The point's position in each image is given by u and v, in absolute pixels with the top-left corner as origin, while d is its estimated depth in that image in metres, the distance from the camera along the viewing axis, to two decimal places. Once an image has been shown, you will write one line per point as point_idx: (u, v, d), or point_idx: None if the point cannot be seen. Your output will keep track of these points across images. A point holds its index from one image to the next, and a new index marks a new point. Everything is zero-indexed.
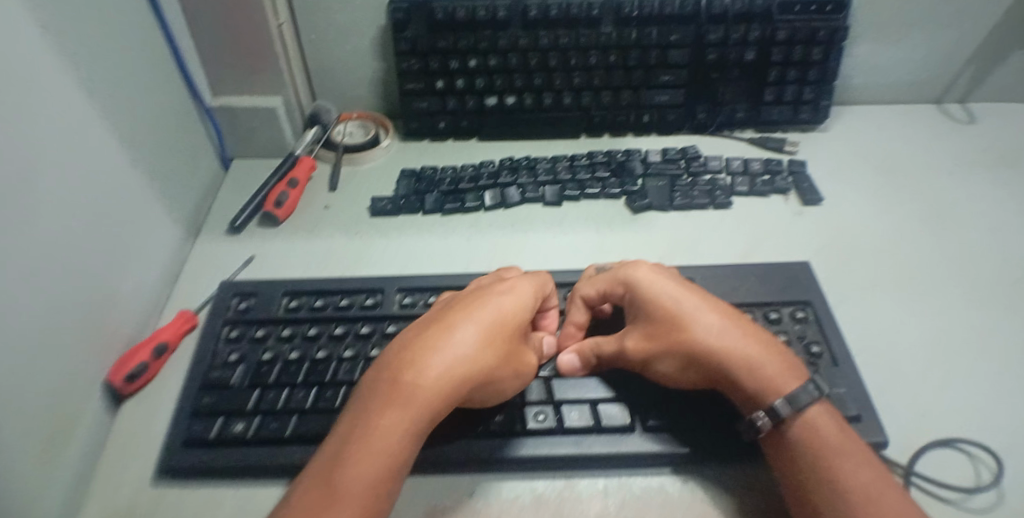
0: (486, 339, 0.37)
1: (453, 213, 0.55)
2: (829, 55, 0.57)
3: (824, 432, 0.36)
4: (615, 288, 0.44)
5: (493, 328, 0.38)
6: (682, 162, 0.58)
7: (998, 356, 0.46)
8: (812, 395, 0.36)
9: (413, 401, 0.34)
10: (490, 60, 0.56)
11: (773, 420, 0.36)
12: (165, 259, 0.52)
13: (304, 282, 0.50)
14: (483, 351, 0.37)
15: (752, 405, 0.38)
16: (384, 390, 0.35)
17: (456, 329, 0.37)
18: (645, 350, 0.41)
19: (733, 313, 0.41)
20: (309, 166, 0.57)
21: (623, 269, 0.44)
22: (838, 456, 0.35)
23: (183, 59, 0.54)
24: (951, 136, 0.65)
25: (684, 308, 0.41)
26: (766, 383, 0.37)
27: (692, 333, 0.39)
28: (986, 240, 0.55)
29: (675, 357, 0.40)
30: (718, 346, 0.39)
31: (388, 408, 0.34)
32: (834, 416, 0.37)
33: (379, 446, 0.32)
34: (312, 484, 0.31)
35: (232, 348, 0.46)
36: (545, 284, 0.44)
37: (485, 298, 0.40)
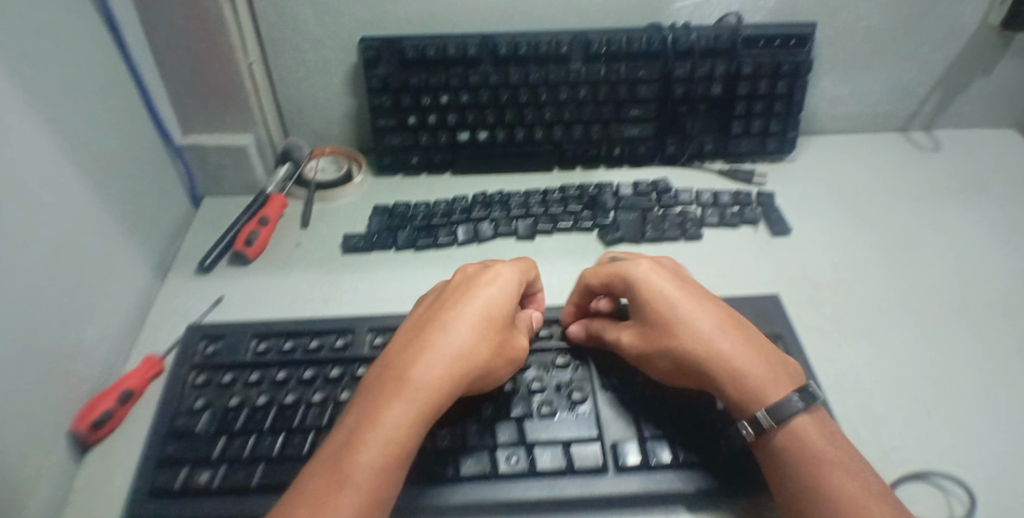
0: (482, 333, 0.39)
1: (425, 249, 0.55)
2: (793, 89, 0.58)
3: (810, 440, 0.36)
4: (616, 282, 0.45)
5: (488, 321, 0.39)
6: (653, 195, 0.59)
7: (967, 385, 0.46)
8: (798, 406, 0.37)
9: (417, 394, 0.35)
10: (461, 96, 0.57)
11: (755, 430, 0.37)
12: (134, 300, 0.51)
13: (273, 322, 0.49)
14: (481, 343, 0.38)
15: (738, 414, 0.39)
16: (386, 386, 0.36)
17: (453, 324, 0.39)
18: (642, 348, 0.42)
19: (727, 319, 0.42)
20: (281, 203, 0.57)
21: (626, 266, 0.44)
22: (825, 464, 0.35)
23: (152, 98, 0.54)
24: (915, 164, 0.67)
25: (680, 311, 0.41)
26: (752, 392, 0.38)
27: (684, 341, 0.40)
28: (952, 267, 0.56)
29: (667, 359, 0.41)
30: (710, 355, 0.39)
31: (392, 402, 0.35)
32: (820, 426, 0.38)
33: (387, 439, 0.33)
34: (323, 479, 0.32)
35: (197, 394, 0.45)
36: (531, 268, 0.45)
37: (476, 289, 0.41)
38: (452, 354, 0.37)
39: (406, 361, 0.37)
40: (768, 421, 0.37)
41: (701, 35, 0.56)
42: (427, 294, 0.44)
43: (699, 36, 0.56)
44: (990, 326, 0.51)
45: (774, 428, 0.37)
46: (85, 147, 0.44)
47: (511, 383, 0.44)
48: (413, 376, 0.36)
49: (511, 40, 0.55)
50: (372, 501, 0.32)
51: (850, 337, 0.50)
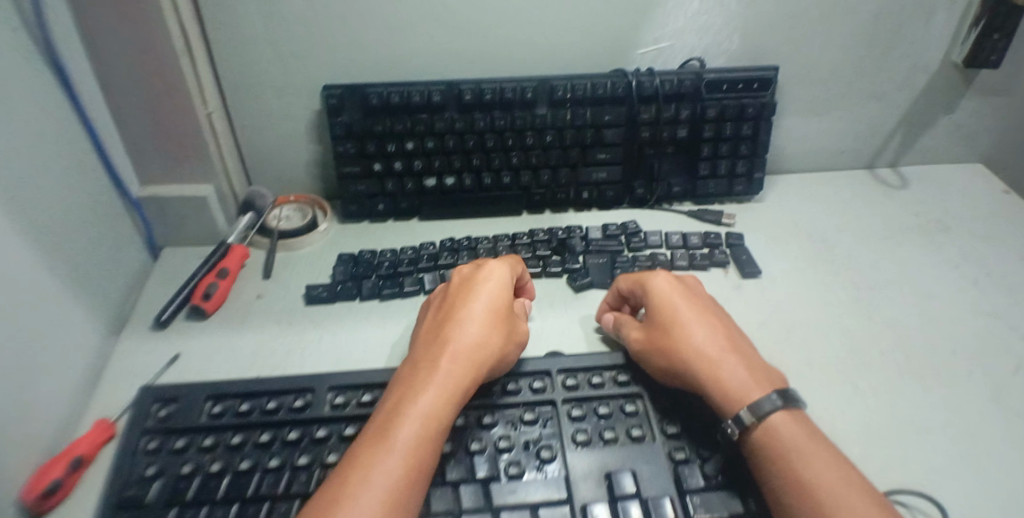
0: (491, 322, 0.45)
1: (391, 298, 0.54)
2: (758, 130, 0.60)
3: (789, 435, 0.37)
4: (637, 290, 0.49)
5: (493, 311, 0.45)
6: (622, 238, 0.59)
7: (944, 428, 0.45)
8: (775, 403, 0.38)
9: (443, 375, 0.40)
10: (426, 142, 0.56)
11: (740, 428, 0.38)
12: (86, 360, 0.49)
13: (229, 382, 0.47)
14: (490, 329, 0.44)
15: (722, 415, 0.40)
16: (415, 376, 0.41)
17: (465, 318, 0.44)
18: (641, 343, 0.46)
19: (728, 332, 0.45)
20: (242, 254, 0.57)
21: (648, 275, 0.49)
22: (804, 458, 0.36)
23: (107, 150, 0.52)
24: (882, 201, 0.68)
25: (679, 313, 0.46)
26: (731, 393, 0.40)
27: (679, 339, 0.44)
28: (923, 305, 0.55)
29: (659, 354, 0.44)
30: (699, 354, 0.42)
31: (423, 386, 0.40)
32: (801, 421, 0.39)
33: (424, 414, 0.38)
34: (375, 452, 0.35)
35: (148, 461, 0.42)
36: (519, 265, 0.51)
37: (476, 288, 0.47)
38: (468, 341, 0.43)
39: (430, 354, 0.42)
40: (750, 418, 0.38)
41: (665, 80, 0.56)
42: (434, 302, 0.49)
43: (663, 81, 0.56)
44: (963, 366, 0.50)
45: (756, 424, 0.38)
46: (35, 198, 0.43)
47: (475, 443, 0.42)
48: (438, 363, 0.41)
49: (476, 86, 0.55)
50: (421, 464, 0.35)
51: (824, 379, 0.48)
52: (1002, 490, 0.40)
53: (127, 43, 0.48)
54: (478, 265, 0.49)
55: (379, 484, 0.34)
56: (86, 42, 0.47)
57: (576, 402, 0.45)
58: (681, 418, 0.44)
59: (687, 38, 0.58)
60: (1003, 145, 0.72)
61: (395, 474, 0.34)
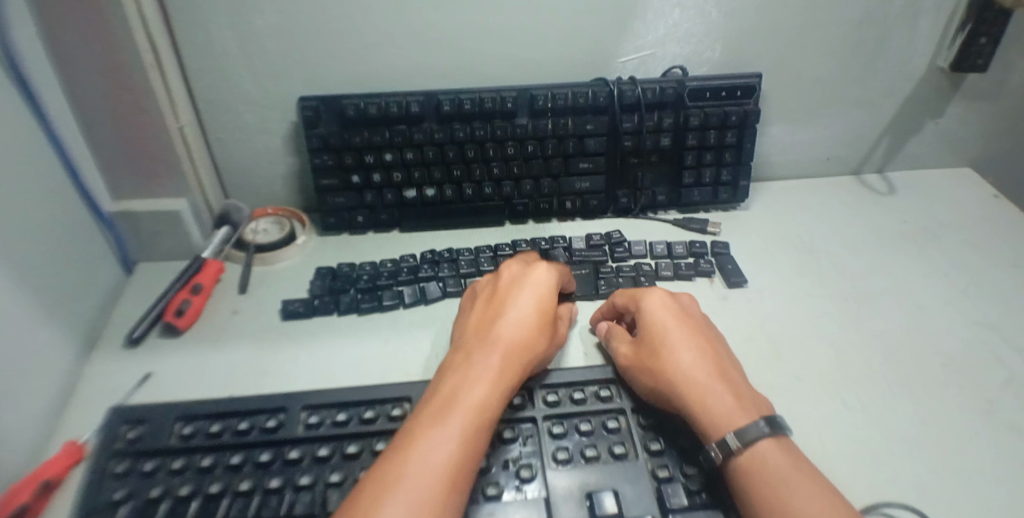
0: (541, 319, 0.45)
1: (369, 313, 0.53)
2: (742, 138, 0.59)
3: (775, 463, 0.36)
4: (631, 306, 0.49)
5: (542, 312, 0.45)
6: (606, 247, 0.58)
7: (938, 441, 0.44)
8: (762, 430, 0.37)
9: (495, 368, 0.40)
10: (406, 153, 0.56)
11: (724, 453, 0.37)
12: (57, 380, 0.47)
13: (201, 402, 0.46)
14: (538, 329, 0.44)
15: (706, 439, 0.39)
16: (465, 367, 0.40)
17: (514, 315, 0.44)
18: (628, 360, 0.46)
19: (715, 354, 0.44)
20: (216, 269, 0.56)
21: (643, 292, 0.48)
22: (790, 488, 0.34)
23: (77, 167, 0.51)
24: (870, 208, 0.67)
25: (668, 331, 0.45)
26: (716, 417, 0.39)
27: (665, 360, 0.43)
28: (912, 316, 0.54)
29: (643, 372, 0.44)
30: (684, 377, 0.41)
31: (474, 377, 0.39)
32: (787, 448, 0.37)
33: (475, 404, 0.37)
34: (426, 435, 0.35)
35: (117, 485, 0.40)
36: (565, 270, 0.52)
37: (525, 285, 0.47)
38: (519, 336, 0.43)
39: (481, 346, 0.42)
40: (736, 444, 0.37)
41: (647, 89, 0.56)
42: (475, 296, 0.49)
43: (645, 89, 0.56)
44: (954, 380, 0.48)
45: (741, 451, 0.37)
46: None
47: None
48: (491, 354, 0.41)
49: (454, 96, 0.54)
50: (472, 453, 0.35)
51: (812, 394, 0.47)
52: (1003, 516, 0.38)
53: (94, 57, 0.47)
54: (525, 266, 0.50)
55: (434, 465, 0.33)
56: (52, 57, 0.46)
57: (557, 418, 0.44)
58: (666, 438, 0.43)
59: (669, 46, 0.58)
60: (989, 150, 0.71)
61: (446, 458, 0.34)
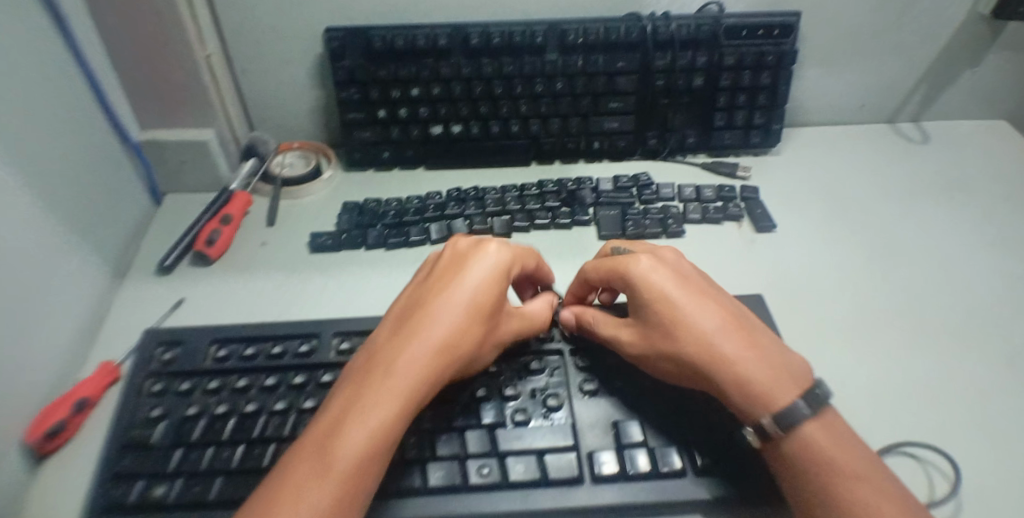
0: (472, 318, 0.37)
1: (396, 248, 0.53)
2: (778, 79, 0.57)
3: (819, 446, 0.33)
4: (617, 280, 0.42)
5: (479, 304, 0.38)
6: (634, 190, 0.57)
7: (956, 387, 0.44)
8: (804, 413, 0.34)
9: (399, 386, 0.34)
10: (432, 88, 0.55)
11: (760, 437, 0.35)
12: (90, 305, 0.48)
13: (234, 328, 0.47)
14: (471, 328, 0.37)
15: (744, 419, 0.36)
16: (377, 372, 0.34)
17: (442, 313, 0.37)
18: (639, 349, 0.40)
19: (729, 316, 0.39)
20: (245, 201, 0.56)
21: (629, 265, 0.41)
22: (836, 473, 0.32)
23: (104, 92, 0.50)
24: (902, 158, 0.65)
25: (673, 304, 0.39)
26: (758, 395, 0.35)
27: (684, 341, 0.38)
28: (939, 267, 0.54)
29: (663, 360, 0.39)
30: (711, 357, 0.37)
31: (377, 396, 0.33)
32: (833, 426, 0.35)
33: (367, 436, 0.32)
34: (300, 476, 0.30)
35: (154, 403, 0.42)
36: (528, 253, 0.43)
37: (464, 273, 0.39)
38: (440, 342, 0.36)
39: (392, 353, 0.35)
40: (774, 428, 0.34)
41: (681, 25, 0.54)
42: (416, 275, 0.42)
43: (679, 26, 0.54)
44: (979, 330, 0.49)
45: (781, 435, 0.34)
46: (26, 147, 0.41)
47: (482, 388, 0.42)
48: (402, 366, 0.34)
49: (483, 30, 0.53)
50: (352, 496, 0.30)
51: (831, 337, 0.48)
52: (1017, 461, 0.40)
53: None
54: (475, 245, 0.41)
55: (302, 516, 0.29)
56: None
57: (584, 351, 0.45)
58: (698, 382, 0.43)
59: None
60: None
61: (319, 507, 0.29)
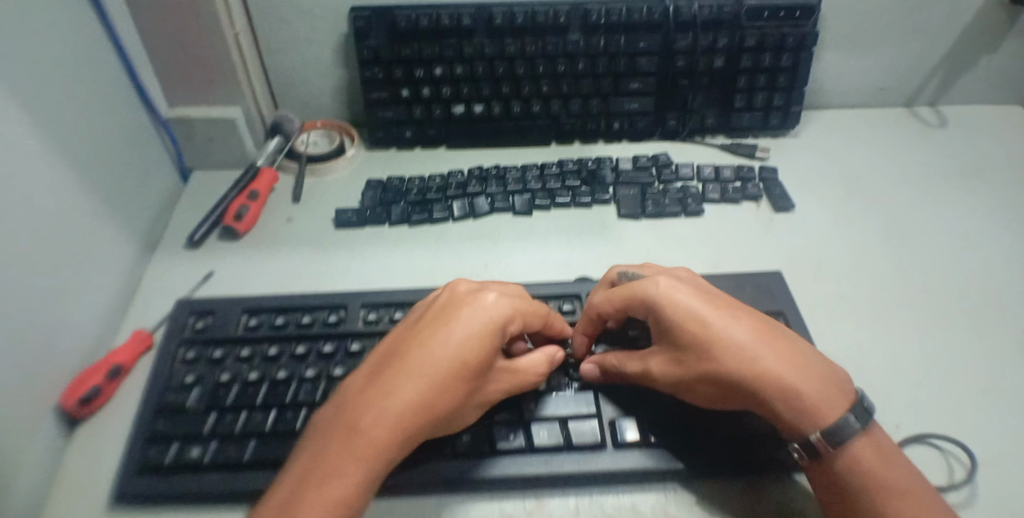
0: (453, 377, 0.34)
1: (420, 224, 0.54)
2: (798, 61, 0.58)
3: (868, 462, 0.34)
4: (635, 305, 0.40)
5: (461, 365, 0.34)
6: (653, 170, 0.58)
7: (971, 366, 0.45)
8: (855, 428, 0.34)
9: (363, 450, 0.31)
10: (455, 68, 0.55)
11: (807, 454, 0.35)
12: (123, 275, 0.50)
13: (264, 298, 0.48)
14: (447, 392, 0.34)
15: (790, 435, 0.36)
16: (343, 429, 0.32)
17: (421, 369, 0.34)
18: (674, 376, 0.38)
19: (763, 329, 0.38)
20: (272, 177, 0.57)
21: (645, 288, 0.39)
22: (885, 492, 0.33)
23: (134, 67, 0.52)
24: (919, 142, 0.66)
25: (700, 325, 0.37)
26: (808, 411, 0.35)
27: (727, 364, 0.36)
28: (955, 249, 0.54)
29: (702, 382, 0.37)
30: (757, 376, 0.35)
31: (338, 459, 0.31)
32: (877, 441, 0.35)
33: (322, 504, 0.29)
34: None
35: (188, 369, 0.43)
36: (531, 308, 0.39)
37: (452, 325, 0.35)
38: (415, 402, 0.33)
39: (361, 407, 0.32)
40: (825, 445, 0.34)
41: (703, 6, 0.54)
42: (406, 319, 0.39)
43: (702, 6, 0.55)
44: (995, 310, 0.49)
45: (832, 452, 0.34)
46: (59, 120, 0.42)
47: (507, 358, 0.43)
48: (369, 427, 0.32)
49: (507, 10, 0.54)
50: None
51: (848, 315, 0.49)
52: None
53: None
54: (472, 295, 0.37)
55: None
56: None
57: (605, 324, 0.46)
58: None
59: None
60: None
61: None
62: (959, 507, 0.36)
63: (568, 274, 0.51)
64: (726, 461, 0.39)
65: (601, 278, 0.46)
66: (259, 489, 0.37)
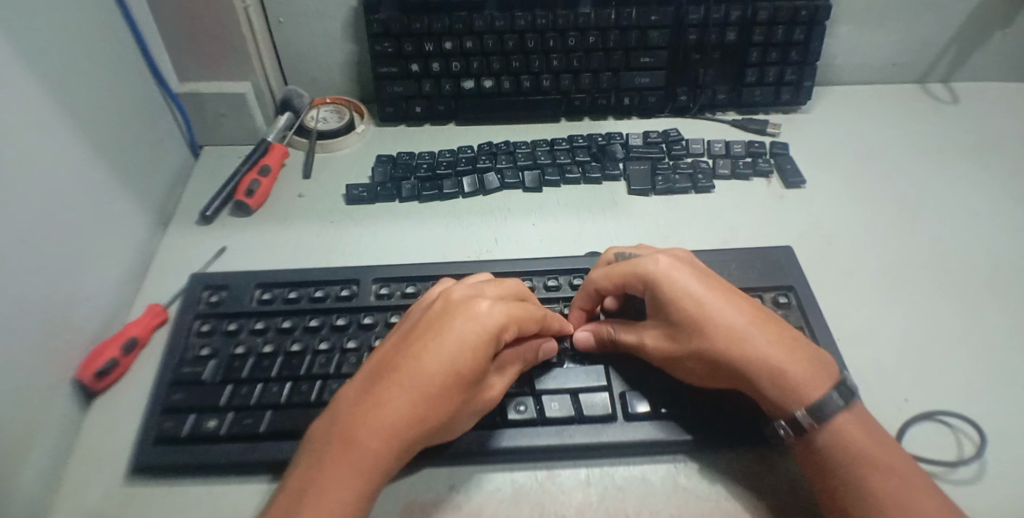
0: (446, 391, 0.33)
1: (430, 200, 0.54)
2: (811, 35, 0.57)
3: (851, 436, 0.34)
4: (635, 282, 0.41)
5: (454, 378, 0.33)
6: (663, 146, 0.58)
7: (979, 341, 0.45)
8: (839, 405, 0.34)
9: (357, 465, 0.31)
10: (465, 42, 0.55)
11: (794, 431, 0.35)
12: (136, 249, 0.50)
13: (277, 272, 0.48)
14: (439, 404, 0.33)
15: (775, 412, 0.36)
16: (336, 444, 0.31)
17: (415, 383, 0.33)
18: (667, 350, 0.39)
19: (758, 313, 0.38)
20: (282, 153, 0.57)
21: (648, 266, 0.40)
22: (867, 465, 0.33)
23: (144, 39, 0.52)
24: (931, 118, 0.65)
25: (696, 302, 0.38)
26: (795, 389, 0.35)
27: (721, 344, 0.37)
28: (966, 226, 0.54)
29: (694, 359, 0.38)
30: (749, 355, 0.36)
31: (332, 476, 0.31)
32: (862, 419, 0.35)
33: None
34: None
35: (203, 342, 0.44)
36: (529, 313, 0.37)
37: (445, 336, 0.34)
38: (408, 416, 0.32)
39: (355, 422, 0.32)
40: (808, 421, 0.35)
41: None
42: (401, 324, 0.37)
43: None
44: (1005, 286, 0.49)
45: (815, 427, 0.34)
46: (71, 93, 0.42)
47: None
48: (363, 442, 0.31)
49: None
50: None
51: (858, 291, 0.49)
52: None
53: None
54: (466, 301, 0.36)
55: None
56: None
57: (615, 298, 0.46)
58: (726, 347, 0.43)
59: None
60: None
61: None
62: (970, 482, 0.37)
63: (579, 248, 0.51)
64: (720, 433, 0.39)
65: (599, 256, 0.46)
66: (275, 459, 0.38)
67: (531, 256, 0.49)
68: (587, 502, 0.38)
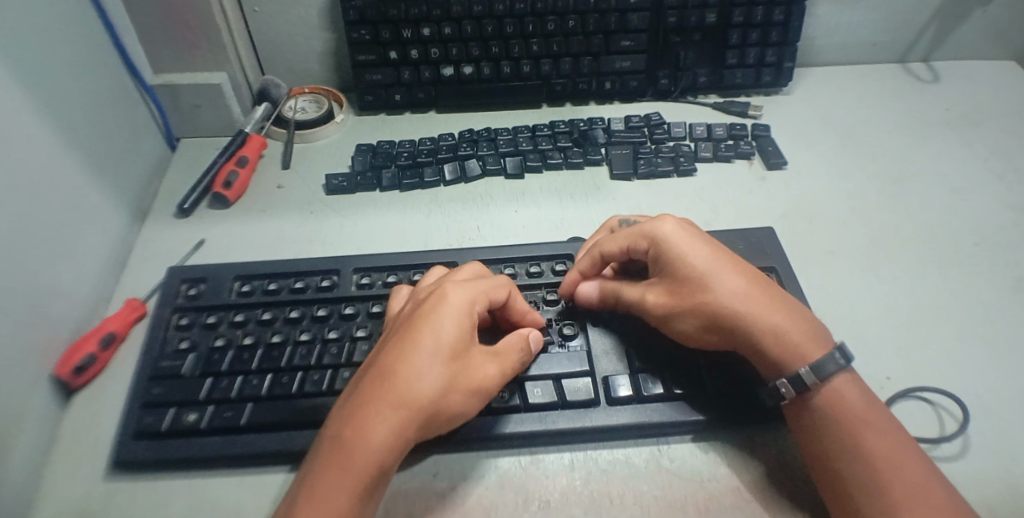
0: (424, 365, 0.33)
1: (411, 189, 0.54)
2: (790, 15, 0.57)
3: (849, 398, 0.34)
4: (638, 244, 0.41)
5: (427, 351, 0.33)
6: (645, 130, 0.57)
7: (957, 317, 0.46)
8: (839, 365, 0.35)
9: (349, 453, 0.30)
10: (444, 28, 0.55)
11: (796, 389, 0.35)
12: (114, 243, 0.49)
13: (256, 264, 0.48)
14: (428, 381, 0.33)
15: (774, 373, 0.36)
16: (328, 438, 0.31)
17: (394, 366, 0.32)
18: (669, 307, 0.39)
19: (755, 275, 0.38)
20: (260, 143, 0.56)
21: (649, 225, 0.40)
22: (862, 423, 0.33)
23: (116, 29, 0.51)
24: (912, 97, 0.65)
25: (693, 256, 0.38)
26: (794, 350, 0.35)
27: (721, 303, 0.37)
28: (947, 203, 0.55)
29: (694, 318, 0.37)
30: (748, 313, 0.36)
31: (328, 468, 0.30)
32: (858, 385, 0.35)
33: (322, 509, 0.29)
34: None
35: (182, 336, 0.43)
36: (494, 288, 0.38)
37: (414, 320, 0.34)
38: (392, 397, 0.32)
39: (343, 415, 0.32)
40: (811, 379, 0.35)
41: None
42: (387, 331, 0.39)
43: None
44: (984, 261, 0.50)
45: (817, 386, 0.35)
46: (46, 83, 0.41)
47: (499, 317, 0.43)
48: (350, 430, 0.31)
49: None
50: None
51: (840, 270, 0.49)
52: (1013, 379, 0.42)
53: None
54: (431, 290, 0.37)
55: None
56: None
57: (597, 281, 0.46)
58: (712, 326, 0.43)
59: None
60: None
61: None
62: (954, 458, 0.37)
63: (561, 234, 0.51)
64: (712, 407, 0.39)
65: (601, 225, 0.47)
66: (256, 451, 0.38)
67: (512, 243, 0.49)
68: (572, 487, 0.38)
